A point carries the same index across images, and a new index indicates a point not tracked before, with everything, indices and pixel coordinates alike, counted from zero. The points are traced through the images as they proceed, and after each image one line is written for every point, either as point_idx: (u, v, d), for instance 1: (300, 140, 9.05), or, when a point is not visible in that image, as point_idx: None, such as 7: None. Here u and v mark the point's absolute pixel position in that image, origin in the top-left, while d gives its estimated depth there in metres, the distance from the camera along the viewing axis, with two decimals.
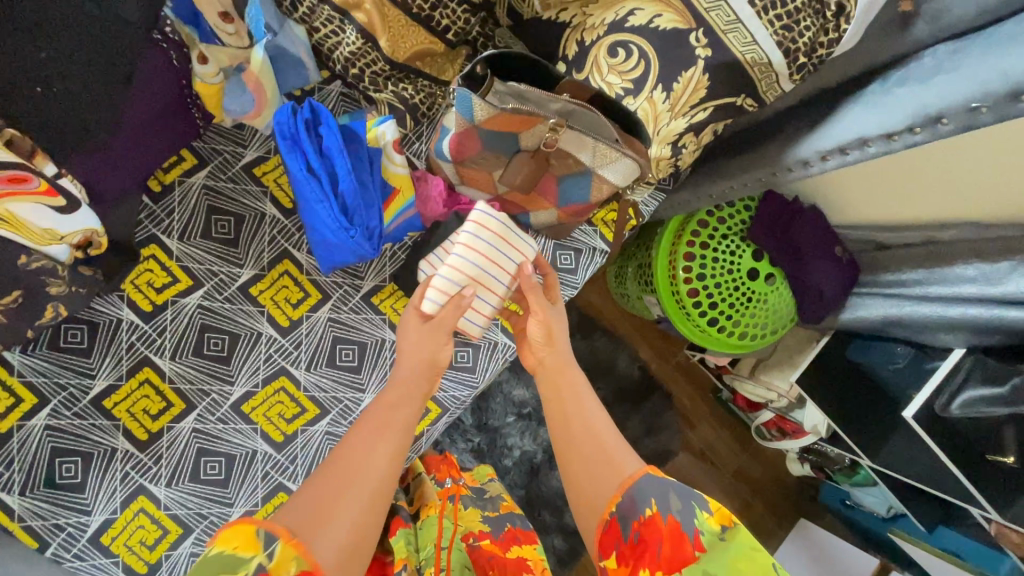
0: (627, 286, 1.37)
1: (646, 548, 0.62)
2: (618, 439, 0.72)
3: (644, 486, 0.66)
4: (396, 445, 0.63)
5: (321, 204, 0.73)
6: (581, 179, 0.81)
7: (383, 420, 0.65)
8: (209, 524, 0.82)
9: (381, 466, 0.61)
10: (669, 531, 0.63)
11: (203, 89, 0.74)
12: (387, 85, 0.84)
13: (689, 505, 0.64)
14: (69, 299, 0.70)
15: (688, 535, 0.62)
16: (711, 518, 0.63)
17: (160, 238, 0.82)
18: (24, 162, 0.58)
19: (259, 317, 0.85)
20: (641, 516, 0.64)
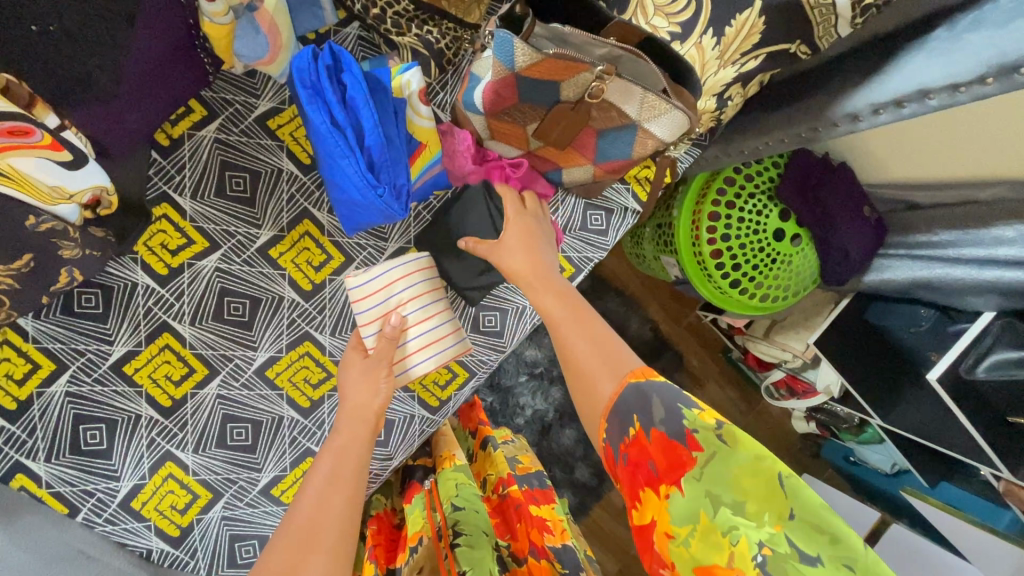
0: (643, 245, 1.34)
1: (642, 468, 0.57)
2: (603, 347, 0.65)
3: (629, 395, 0.59)
4: (352, 492, 0.60)
5: (346, 159, 0.68)
6: (624, 134, 0.75)
7: (334, 471, 0.61)
8: (238, 489, 0.81)
9: (338, 517, 0.58)
10: (658, 446, 0.55)
11: (212, 30, 0.66)
12: (410, 28, 0.76)
13: (677, 408, 0.55)
14: (82, 262, 0.67)
15: (681, 440, 0.54)
16: (701, 412, 0.54)
17: (172, 196, 0.77)
18: (25, 113, 0.50)
19: (281, 281, 0.81)
20: (629, 435, 0.58)
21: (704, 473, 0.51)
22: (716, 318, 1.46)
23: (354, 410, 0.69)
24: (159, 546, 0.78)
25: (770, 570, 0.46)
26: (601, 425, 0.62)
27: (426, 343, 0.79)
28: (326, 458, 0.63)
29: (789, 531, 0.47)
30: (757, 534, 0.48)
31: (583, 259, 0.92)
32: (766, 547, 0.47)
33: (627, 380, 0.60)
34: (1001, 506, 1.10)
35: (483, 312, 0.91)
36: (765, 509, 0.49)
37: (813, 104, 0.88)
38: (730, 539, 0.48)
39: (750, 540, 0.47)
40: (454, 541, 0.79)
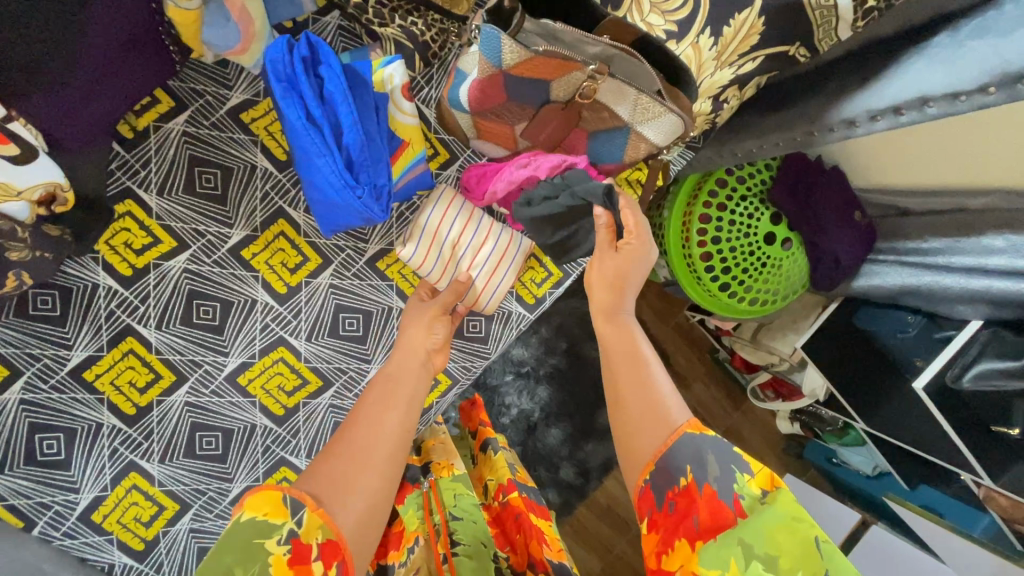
0: None
1: (682, 518, 0.55)
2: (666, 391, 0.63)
3: (682, 449, 0.58)
4: (405, 417, 0.62)
5: (322, 158, 0.64)
6: (615, 135, 0.72)
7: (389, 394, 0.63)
8: (208, 500, 0.77)
9: (391, 437, 0.59)
10: (705, 500, 0.55)
11: (178, 16, 0.61)
12: (394, 19, 0.72)
13: (730, 470, 0.56)
14: (33, 266, 0.62)
15: (730, 503, 0.54)
16: (751, 480, 0.55)
17: (136, 192, 0.72)
18: None
19: (254, 283, 0.77)
20: (677, 485, 0.57)
21: (749, 529, 0.51)
22: (703, 319, 1.44)
23: (408, 344, 0.71)
24: (123, 560, 0.75)
25: None
26: (643, 469, 0.61)
27: (501, 258, 0.81)
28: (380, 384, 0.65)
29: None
30: None
31: (573, 265, 0.88)
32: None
33: (680, 433, 0.59)
34: (978, 510, 1.11)
35: (470, 318, 0.88)
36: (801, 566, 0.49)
37: (808, 107, 0.86)
38: None
39: None
40: (454, 551, 0.80)
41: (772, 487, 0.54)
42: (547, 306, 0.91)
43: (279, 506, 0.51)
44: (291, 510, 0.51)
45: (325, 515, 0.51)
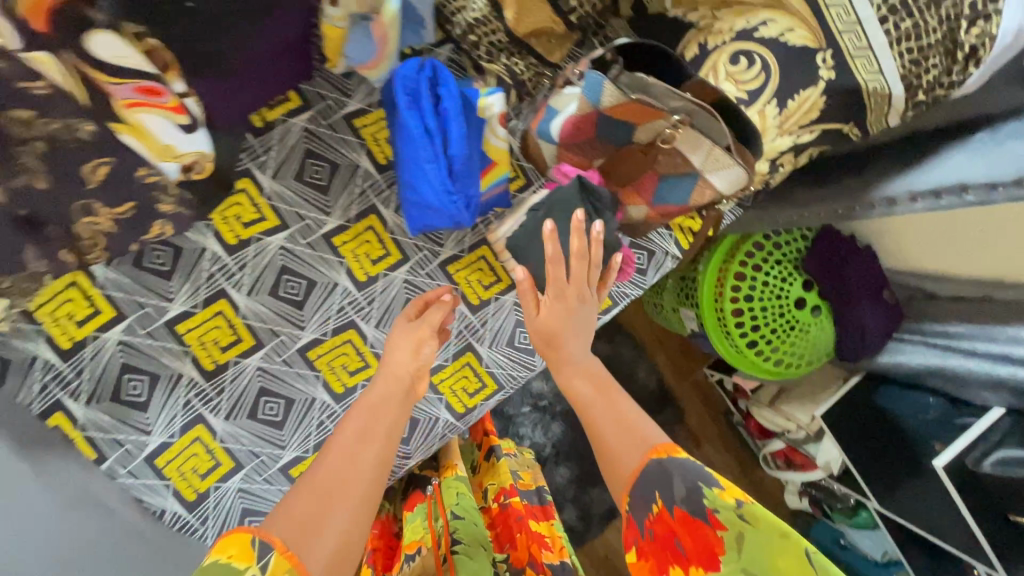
0: (662, 296, 1.38)
1: (668, 546, 0.61)
2: (625, 430, 0.67)
3: (649, 475, 0.62)
4: (384, 452, 0.59)
5: (430, 164, 0.74)
6: (683, 181, 0.80)
7: (370, 427, 0.61)
8: (259, 464, 0.82)
9: (369, 474, 0.57)
10: (680, 522, 0.59)
11: (330, 35, 0.73)
12: (499, 57, 0.84)
13: (698, 488, 0.58)
14: (175, 220, 0.70)
15: (704, 519, 0.57)
16: (723, 492, 0.57)
17: (254, 173, 0.82)
18: (158, 75, 0.59)
19: (339, 268, 0.85)
20: (652, 513, 0.62)
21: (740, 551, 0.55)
22: (722, 377, 1.50)
23: (391, 373, 0.70)
24: (173, 508, 0.79)
25: None
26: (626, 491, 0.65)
27: None
28: (361, 412, 0.63)
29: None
30: None
31: (621, 293, 0.97)
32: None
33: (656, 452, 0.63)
34: None
35: (521, 329, 0.92)
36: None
37: (852, 187, 0.93)
38: None
39: None
40: (454, 548, 0.83)
41: (743, 497, 0.57)
42: None
43: (245, 550, 0.47)
44: (258, 554, 0.47)
45: (294, 560, 0.48)
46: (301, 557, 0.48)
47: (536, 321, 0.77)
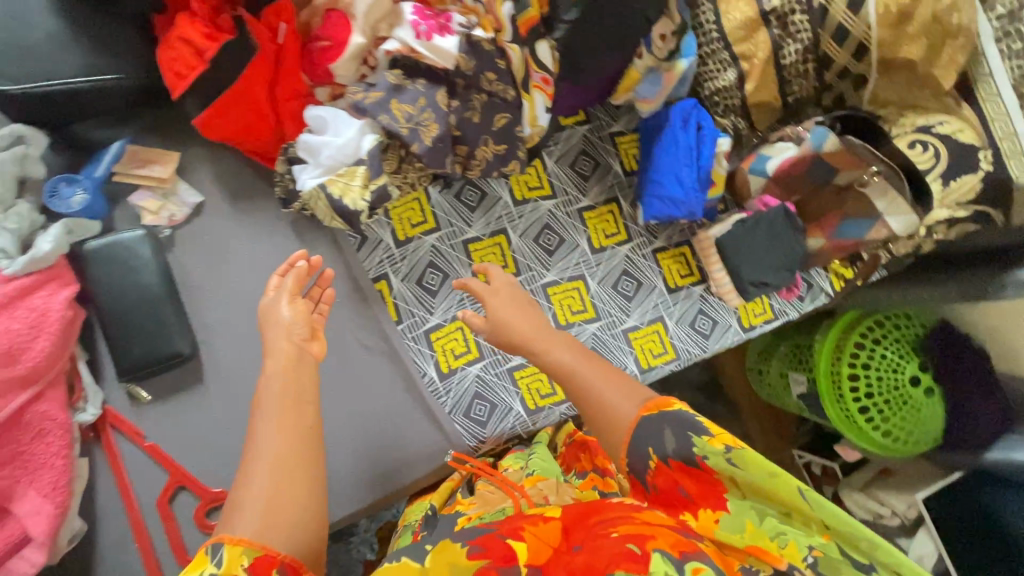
0: (768, 364, 1.47)
1: (671, 491, 0.72)
2: (616, 391, 0.76)
3: (642, 431, 0.72)
4: (295, 422, 0.67)
5: (688, 167, 1.07)
6: (861, 222, 1.06)
7: (284, 403, 0.68)
8: (494, 360, 1.08)
9: (268, 449, 0.64)
10: (676, 470, 0.70)
11: (631, 76, 1.06)
12: (728, 115, 1.13)
13: (687, 436, 0.69)
14: (518, 164, 0.99)
15: (698, 466, 0.69)
16: (712, 440, 0.67)
17: (544, 156, 1.14)
18: (551, 71, 0.95)
19: (582, 234, 1.14)
20: (649, 465, 0.71)
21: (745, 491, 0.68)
22: (812, 460, 1.51)
23: (286, 334, 0.74)
24: (431, 374, 1.05)
25: (820, 565, 0.62)
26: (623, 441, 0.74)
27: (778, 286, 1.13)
28: (277, 398, 0.69)
29: (837, 540, 0.63)
30: (807, 539, 0.64)
31: (783, 310, 1.19)
32: (816, 549, 0.63)
33: (638, 416, 0.73)
34: None
35: (700, 316, 1.16)
36: (813, 521, 0.64)
37: (983, 273, 1.19)
38: (778, 541, 0.65)
39: (799, 543, 0.64)
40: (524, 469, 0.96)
41: (732, 442, 0.66)
42: (754, 333, 1.18)
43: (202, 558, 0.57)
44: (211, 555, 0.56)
45: (245, 543, 0.58)
46: (254, 540, 0.58)
47: (482, 328, 0.89)
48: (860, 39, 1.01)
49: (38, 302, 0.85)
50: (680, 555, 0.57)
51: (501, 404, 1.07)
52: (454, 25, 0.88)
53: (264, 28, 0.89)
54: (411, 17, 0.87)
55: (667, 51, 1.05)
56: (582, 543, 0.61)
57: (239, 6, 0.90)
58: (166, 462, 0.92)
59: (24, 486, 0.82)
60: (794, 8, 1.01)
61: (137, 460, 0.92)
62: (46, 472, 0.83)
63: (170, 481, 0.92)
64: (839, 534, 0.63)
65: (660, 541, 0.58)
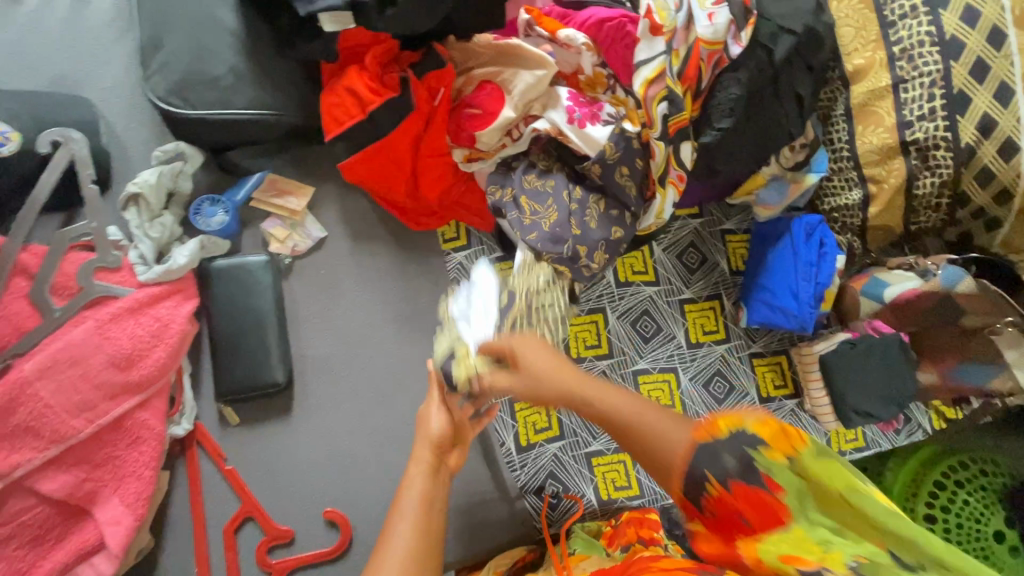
0: None
1: (731, 521, 0.58)
2: (663, 419, 0.64)
3: (700, 454, 0.60)
4: (416, 544, 0.60)
5: (806, 282, 1.04)
6: (981, 368, 1.01)
7: (417, 514, 0.63)
8: (574, 442, 1.05)
9: (396, 567, 0.57)
10: (743, 499, 0.57)
11: (755, 181, 1.08)
12: (846, 233, 1.11)
13: (747, 451, 0.57)
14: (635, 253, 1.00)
15: (762, 488, 0.56)
16: (770, 450, 0.57)
17: (653, 243, 1.14)
18: (685, 170, 0.93)
19: (679, 326, 1.12)
20: (708, 494, 0.59)
21: (802, 511, 0.54)
22: None
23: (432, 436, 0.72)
24: (508, 444, 1.03)
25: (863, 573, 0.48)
26: (678, 475, 0.61)
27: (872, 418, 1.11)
28: (413, 500, 0.64)
29: (892, 548, 0.50)
30: (854, 550, 0.50)
31: (877, 441, 1.13)
32: (863, 557, 0.50)
33: (694, 444, 0.61)
34: None
35: None
36: (870, 537, 0.51)
37: None
38: (823, 549, 0.51)
39: (846, 554, 0.50)
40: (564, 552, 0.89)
41: (793, 452, 0.56)
42: (843, 460, 1.12)
43: None
44: None
45: None
46: None
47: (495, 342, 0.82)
48: (1005, 184, 0.97)
49: (164, 312, 0.88)
50: None
51: (575, 489, 1.03)
52: (603, 115, 0.92)
53: (424, 90, 0.93)
54: (567, 102, 0.92)
55: (795, 162, 1.06)
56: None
57: (405, 67, 0.94)
58: (240, 489, 0.91)
59: (110, 492, 0.82)
60: (938, 143, 0.98)
61: (213, 483, 0.92)
62: (132, 482, 0.83)
63: (240, 509, 0.91)
64: (888, 531, 0.50)
65: None
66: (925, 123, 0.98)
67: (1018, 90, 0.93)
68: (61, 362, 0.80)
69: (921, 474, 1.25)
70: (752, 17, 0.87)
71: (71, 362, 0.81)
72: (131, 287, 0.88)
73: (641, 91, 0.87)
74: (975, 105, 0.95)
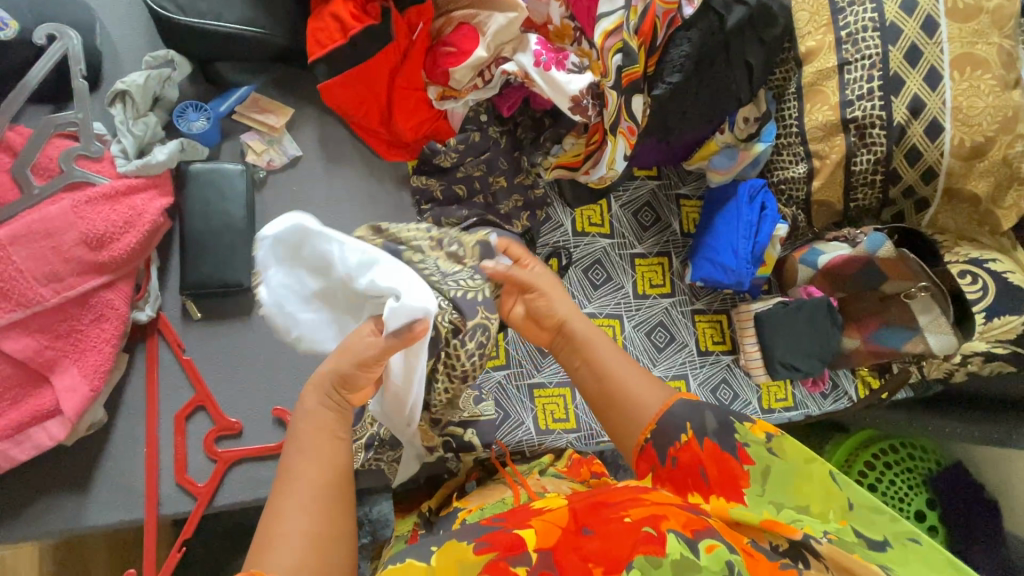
0: None
1: (692, 473, 0.69)
2: (643, 381, 0.73)
3: (677, 412, 0.71)
4: (319, 465, 0.61)
5: (745, 240, 1.12)
6: (899, 333, 1.10)
7: (315, 437, 0.63)
8: (518, 373, 1.11)
9: (306, 482, 0.60)
10: (706, 453, 0.68)
11: (710, 146, 1.16)
12: (791, 207, 1.17)
13: (732, 421, 0.69)
14: None
15: (734, 452, 0.67)
16: (754, 428, 0.68)
17: (611, 199, 1.21)
18: (637, 125, 1.02)
19: (628, 277, 1.19)
20: (678, 442, 0.69)
21: (764, 485, 0.66)
22: None
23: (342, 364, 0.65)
24: None
25: (833, 545, 0.58)
26: (643, 430, 0.72)
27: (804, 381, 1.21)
28: (313, 428, 0.64)
29: (854, 523, 0.62)
30: (823, 525, 0.61)
31: (805, 402, 1.19)
32: (831, 533, 0.60)
33: (669, 401, 0.72)
34: None
35: (723, 386, 1.17)
36: (829, 506, 0.64)
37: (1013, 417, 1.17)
38: (794, 524, 0.61)
39: (816, 527, 0.60)
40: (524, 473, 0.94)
41: (772, 430, 0.67)
42: (772, 417, 1.18)
43: None
44: None
45: None
46: None
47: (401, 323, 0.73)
48: (931, 163, 1.06)
49: (138, 203, 0.93)
50: (692, 534, 0.57)
51: (515, 416, 1.08)
52: (569, 63, 0.99)
53: (404, 24, 1.00)
54: (535, 47, 0.98)
55: (747, 133, 1.14)
56: (594, 527, 0.59)
57: None
58: (195, 380, 0.96)
59: (69, 362, 0.87)
60: (874, 121, 1.06)
61: (171, 371, 0.97)
62: (91, 355, 0.88)
63: (193, 398, 0.96)
64: (857, 515, 0.62)
65: (672, 521, 0.58)
66: (864, 102, 1.06)
67: (946, 76, 1.02)
68: (34, 234, 0.86)
69: (856, 454, 1.31)
70: None
71: (45, 234, 0.86)
72: (108, 177, 0.93)
73: (600, 41, 0.95)
74: (908, 87, 1.04)
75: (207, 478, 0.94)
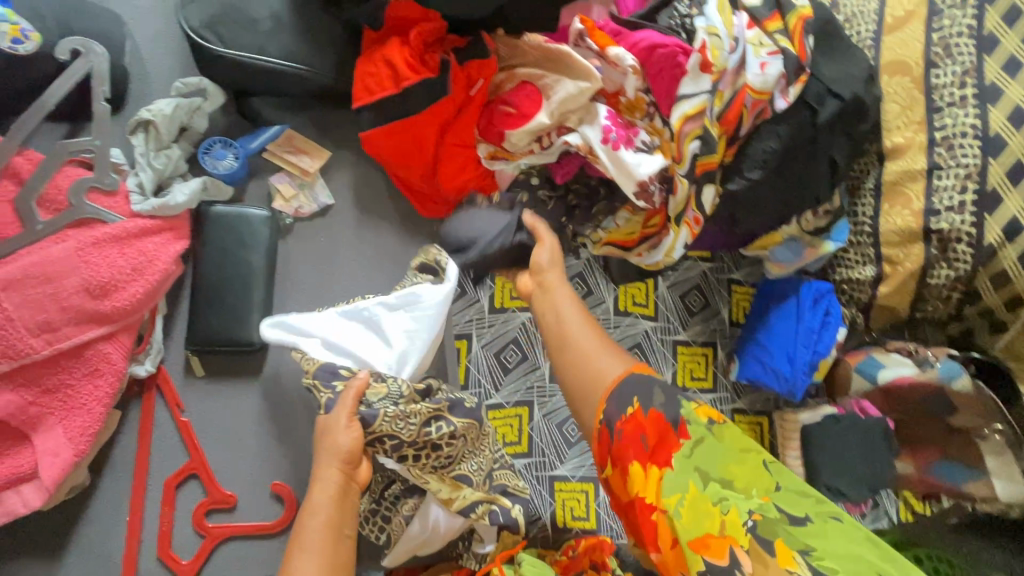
0: None
1: (637, 445, 0.70)
2: (591, 344, 0.77)
3: (629, 383, 0.73)
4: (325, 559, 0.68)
5: (804, 348, 1.04)
6: (960, 469, 1.00)
7: (322, 531, 0.70)
8: (540, 462, 1.01)
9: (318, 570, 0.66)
10: (655, 427, 0.71)
11: (772, 237, 1.04)
12: (850, 308, 1.10)
13: (678, 401, 0.73)
14: None
15: (676, 427, 0.71)
16: (699, 411, 0.72)
17: (658, 278, 1.12)
18: (704, 214, 0.91)
19: (669, 367, 1.09)
20: (627, 415, 0.71)
21: (691, 454, 0.70)
22: None
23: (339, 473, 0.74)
24: None
25: (756, 531, 0.64)
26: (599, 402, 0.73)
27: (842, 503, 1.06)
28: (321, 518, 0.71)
29: (774, 502, 0.67)
30: (747, 506, 0.66)
31: None
32: (755, 513, 0.65)
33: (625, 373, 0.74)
34: None
35: None
36: (752, 486, 0.69)
37: None
38: (721, 509, 0.66)
39: (739, 510, 0.66)
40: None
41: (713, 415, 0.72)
42: None
43: None
44: None
45: None
46: None
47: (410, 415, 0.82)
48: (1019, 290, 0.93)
49: (149, 247, 0.84)
50: None
51: (532, 510, 0.98)
52: (637, 141, 0.90)
53: (462, 78, 0.91)
54: (604, 122, 0.89)
55: (815, 227, 1.02)
56: None
57: (449, 51, 0.92)
58: (192, 445, 0.88)
59: (55, 421, 0.79)
60: (960, 236, 0.96)
61: (166, 432, 0.88)
62: (80, 415, 0.79)
63: (186, 465, 0.87)
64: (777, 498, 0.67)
65: None
66: (953, 214, 0.96)
67: None
68: (33, 277, 0.78)
69: None
70: (803, 75, 0.85)
71: (45, 279, 0.78)
72: (121, 215, 0.84)
73: (677, 124, 0.85)
74: (1006, 206, 0.92)
75: (192, 556, 0.86)
